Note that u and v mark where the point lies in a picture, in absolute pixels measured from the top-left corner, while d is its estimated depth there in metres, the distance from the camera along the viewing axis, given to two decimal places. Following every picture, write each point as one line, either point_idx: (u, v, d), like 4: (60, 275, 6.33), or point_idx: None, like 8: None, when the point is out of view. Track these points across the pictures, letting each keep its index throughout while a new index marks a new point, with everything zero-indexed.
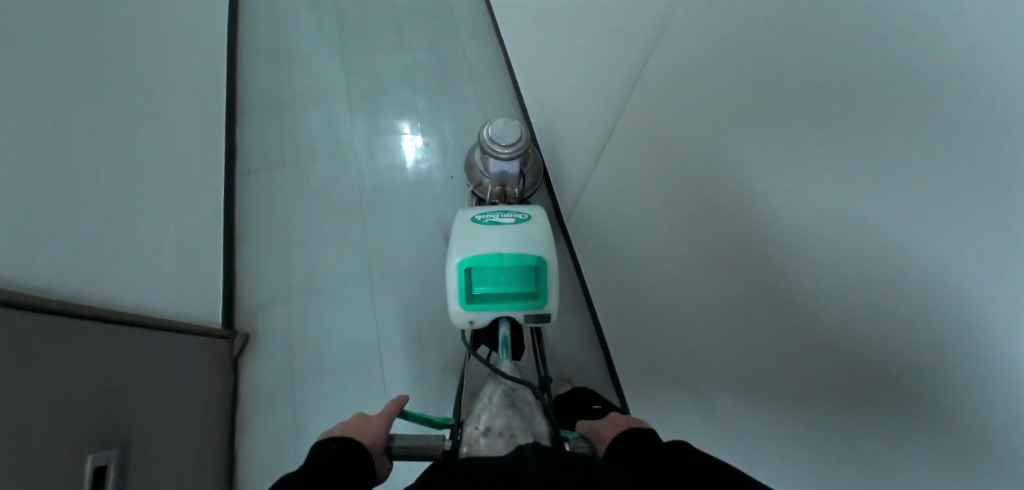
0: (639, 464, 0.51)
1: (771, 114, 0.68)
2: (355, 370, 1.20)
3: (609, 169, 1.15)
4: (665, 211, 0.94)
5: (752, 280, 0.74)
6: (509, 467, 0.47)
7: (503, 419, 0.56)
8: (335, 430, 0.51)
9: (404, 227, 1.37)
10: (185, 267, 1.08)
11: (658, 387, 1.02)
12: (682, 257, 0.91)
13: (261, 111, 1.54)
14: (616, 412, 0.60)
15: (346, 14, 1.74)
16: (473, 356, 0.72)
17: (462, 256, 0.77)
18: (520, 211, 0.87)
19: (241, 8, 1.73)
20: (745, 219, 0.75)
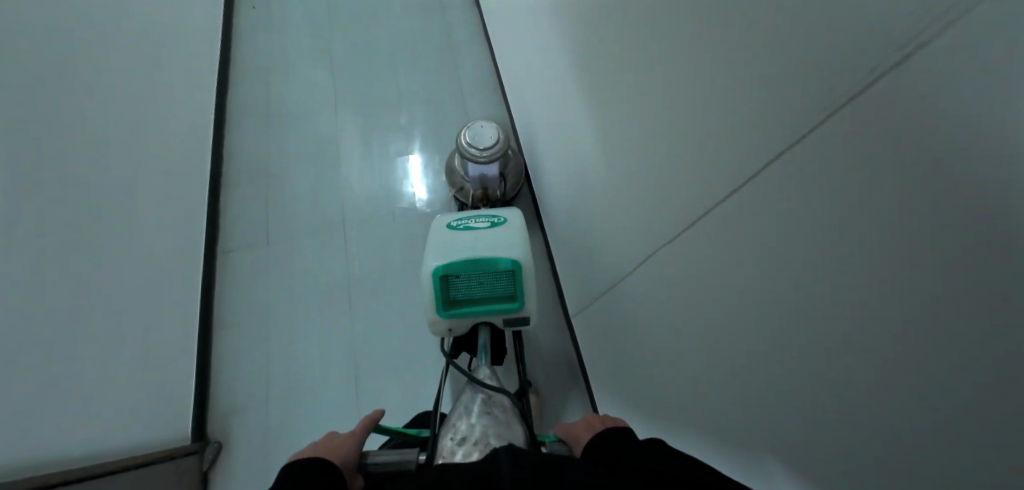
0: (615, 462, 0.50)
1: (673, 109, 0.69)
2: (335, 384, 1.18)
3: (567, 166, 1.15)
4: (616, 207, 0.92)
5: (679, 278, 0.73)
6: (484, 472, 0.46)
7: (480, 427, 0.56)
8: (306, 450, 0.50)
9: (393, 238, 1.37)
10: (162, 289, 1.09)
11: (620, 389, 0.99)
12: (629, 258, 0.89)
13: (247, 137, 1.57)
14: (592, 413, 0.60)
15: (333, 39, 1.78)
16: (452, 364, 0.71)
17: (437, 263, 0.75)
18: (496, 214, 0.86)
19: (232, 41, 1.78)
20: (667, 215, 0.73)
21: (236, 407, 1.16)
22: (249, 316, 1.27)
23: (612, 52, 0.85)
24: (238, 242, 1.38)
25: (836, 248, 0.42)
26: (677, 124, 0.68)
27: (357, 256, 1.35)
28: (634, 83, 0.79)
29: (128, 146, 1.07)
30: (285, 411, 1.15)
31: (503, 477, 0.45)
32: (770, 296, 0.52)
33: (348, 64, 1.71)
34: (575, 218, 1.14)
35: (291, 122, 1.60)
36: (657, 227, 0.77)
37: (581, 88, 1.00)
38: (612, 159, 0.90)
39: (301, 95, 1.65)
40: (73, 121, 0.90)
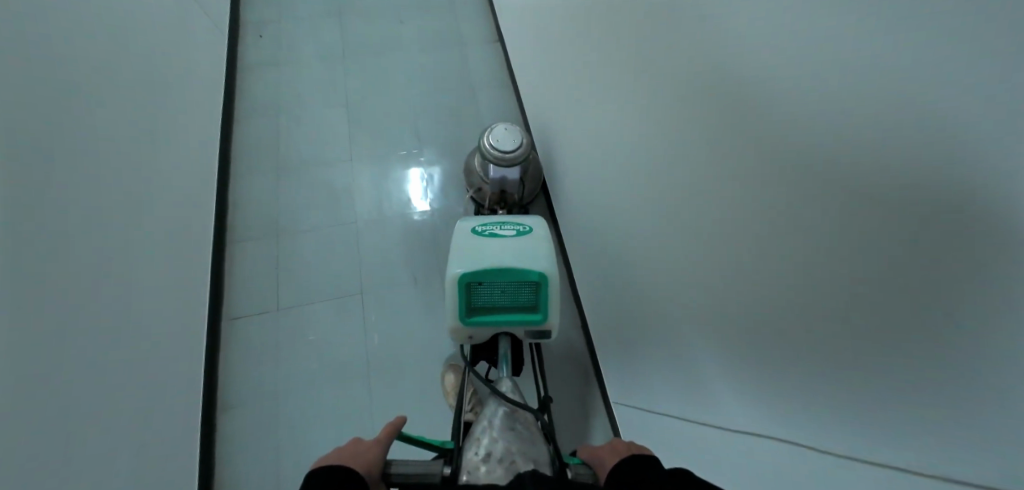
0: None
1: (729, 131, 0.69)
2: (345, 378, 1.20)
3: (592, 178, 1.15)
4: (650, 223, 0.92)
5: (723, 299, 0.74)
6: None
7: (505, 444, 0.55)
8: (331, 456, 0.50)
9: (404, 236, 1.39)
10: (179, 270, 1.11)
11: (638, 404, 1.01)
12: (660, 274, 0.90)
13: (260, 127, 1.58)
14: (618, 437, 0.59)
15: (349, 33, 1.79)
16: (473, 373, 0.71)
17: (463, 269, 0.74)
18: (521, 223, 0.85)
19: (242, 31, 1.78)
20: (718, 235, 0.74)
21: (245, 397, 1.17)
22: (258, 305, 1.28)
23: (660, 72, 0.85)
24: (247, 230, 1.39)
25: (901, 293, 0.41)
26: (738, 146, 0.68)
27: (365, 252, 1.37)
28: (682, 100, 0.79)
29: (153, 126, 1.08)
30: (292, 401, 1.17)
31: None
32: (848, 329, 0.52)
33: (363, 60, 1.72)
34: (594, 230, 1.16)
35: (307, 112, 1.61)
36: (705, 246, 0.77)
37: (621, 98, 1.00)
38: (650, 176, 0.91)
39: (315, 87, 1.66)
40: (101, 100, 0.91)
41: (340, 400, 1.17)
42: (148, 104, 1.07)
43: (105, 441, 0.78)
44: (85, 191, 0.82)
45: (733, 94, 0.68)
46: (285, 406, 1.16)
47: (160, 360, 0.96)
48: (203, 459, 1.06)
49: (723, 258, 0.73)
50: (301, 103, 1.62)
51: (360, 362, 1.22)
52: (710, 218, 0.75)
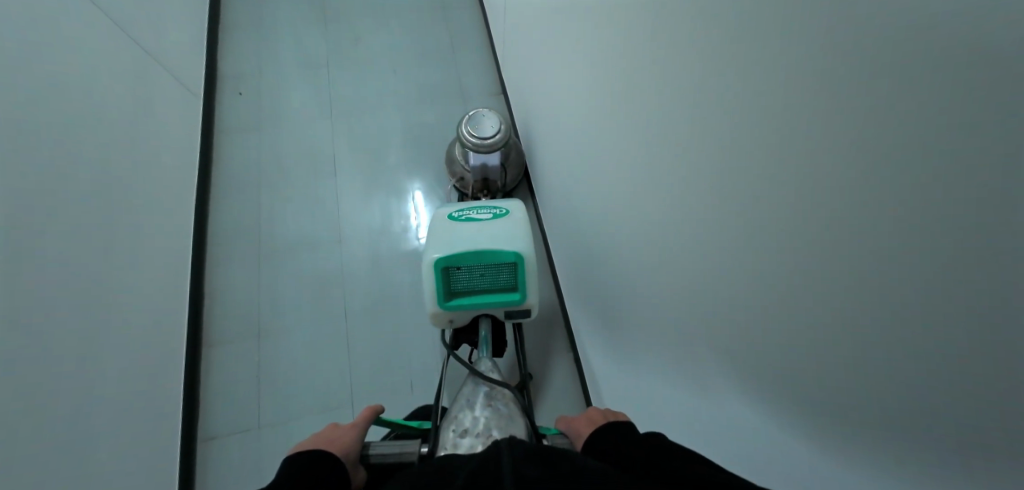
0: (619, 455, 0.51)
1: (651, 103, 0.69)
2: (330, 372, 1.18)
3: (560, 158, 1.13)
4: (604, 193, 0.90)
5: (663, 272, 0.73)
6: (486, 464, 0.46)
7: (483, 420, 0.56)
8: (308, 442, 0.50)
9: (387, 231, 1.38)
10: (154, 270, 1.11)
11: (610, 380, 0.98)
12: (615, 244, 0.88)
13: (240, 136, 1.57)
14: (594, 407, 0.60)
15: (328, 35, 1.79)
16: (453, 356, 0.71)
17: (439, 254, 0.74)
18: (498, 205, 0.85)
19: (219, 37, 1.79)
20: (655, 206, 0.72)
21: (226, 398, 1.15)
22: (242, 303, 1.27)
23: (596, 38, 0.83)
24: (230, 229, 1.39)
25: (831, 239, 0.41)
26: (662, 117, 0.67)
27: (349, 246, 1.36)
28: (616, 74, 0.78)
29: (117, 129, 1.09)
30: (274, 396, 1.15)
31: (502, 468, 0.45)
32: (762, 288, 0.51)
33: (344, 60, 1.73)
34: (568, 205, 1.13)
35: (289, 112, 1.61)
36: (644, 215, 0.76)
37: (569, 76, 0.99)
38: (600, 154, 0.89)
39: (298, 88, 1.66)
40: (60, 103, 0.92)
41: (322, 396, 1.15)
42: (109, 107, 1.08)
43: (69, 440, 0.78)
44: (54, 203, 0.85)
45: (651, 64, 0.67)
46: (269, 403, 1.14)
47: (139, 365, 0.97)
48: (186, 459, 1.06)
49: (658, 230, 0.72)
50: (281, 104, 1.63)
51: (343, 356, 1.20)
52: (649, 192, 0.73)
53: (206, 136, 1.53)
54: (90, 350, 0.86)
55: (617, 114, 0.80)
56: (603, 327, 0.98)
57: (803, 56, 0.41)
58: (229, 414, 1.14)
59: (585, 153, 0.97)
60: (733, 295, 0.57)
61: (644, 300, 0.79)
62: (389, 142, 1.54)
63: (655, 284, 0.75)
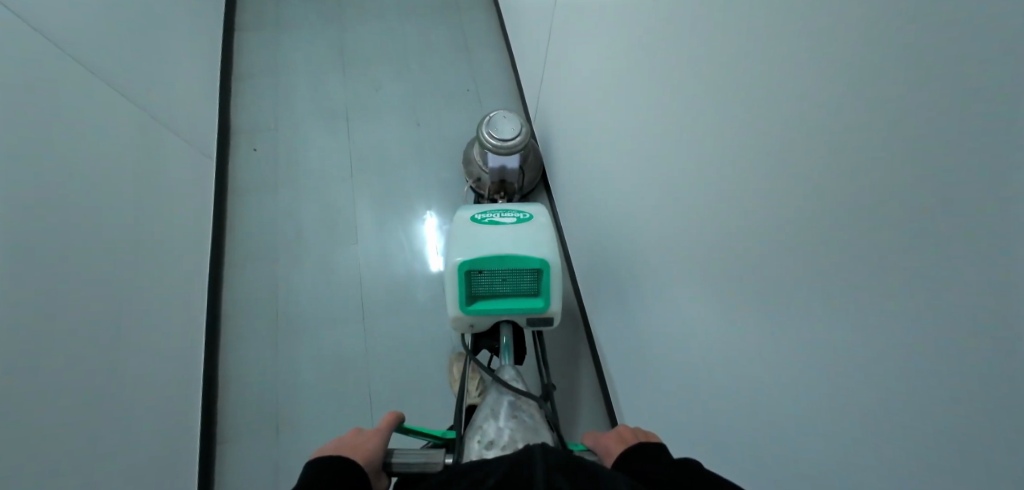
0: (651, 477, 0.49)
1: (693, 110, 0.69)
2: (346, 372, 1.19)
3: (585, 165, 1.13)
4: (633, 201, 0.90)
5: (696, 280, 0.73)
6: (516, 471, 0.44)
7: (508, 431, 0.54)
8: (332, 446, 0.49)
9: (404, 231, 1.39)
10: (174, 254, 1.11)
11: (634, 390, 0.97)
12: (645, 252, 0.87)
13: (255, 129, 1.56)
14: (624, 425, 0.58)
15: (346, 34, 1.81)
16: (474, 363, 0.69)
17: (464, 257, 0.73)
18: (521, 210, 0.84)
19: (236, 33, 1.80)
20: (691, 215, 0.72)
21: (240, 392, 1.15)
22: (257, 299, 1.28)
23: (634, 43, 0.83)
24: (246, 223, 1.39)
25: (897, 251, 0.40)
26: (702, 125, 0.67)
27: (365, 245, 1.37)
28: (654, 82, 0.78)
29: (134, 110, 1.08)
30: (288, 392, 1.16)
31: (535, 476, 0.44)
32: (810, 301, 0.51)
33: (361, 60, 1.74)
34: (590, 212, 1.13)
35: (306, 108, 1.61)
36: (677, 223, 0.76)
37: (601, 80, 0.99)
38: (631, 161, 0.89)
39: (315, 84, 1.67)
40: (81, 81, 0.92)
41: (335, 395, 1.15)
42: (124, 87, 1.07)
43: (95, 411, 0.77)
44: (78, 176, 0.85)
45: (694, 72, 0.68)
46: (284, 400, 1.14)
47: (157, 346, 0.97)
48: (203, 452, 1.05)
49: (692, 238, 0.72)
50: (298, 100, 1.63)
51: (359, 356, 1.21)
52: (684, 199, 0.73)
53: (223, 129, 1.53)
54: (112, 323, 0.86)
55: (653, 122, 0.80)
56: (626, 336, 0.98)
57: (875, 64, 0.41)
58: (242, 408, 1.14)
59: (615, 159, 0.96)
60: (777, 307, 0.56)
61: (676, 308, 0.79)
62: (406, 142, 1.54)
63: (687, 293, 0.75)
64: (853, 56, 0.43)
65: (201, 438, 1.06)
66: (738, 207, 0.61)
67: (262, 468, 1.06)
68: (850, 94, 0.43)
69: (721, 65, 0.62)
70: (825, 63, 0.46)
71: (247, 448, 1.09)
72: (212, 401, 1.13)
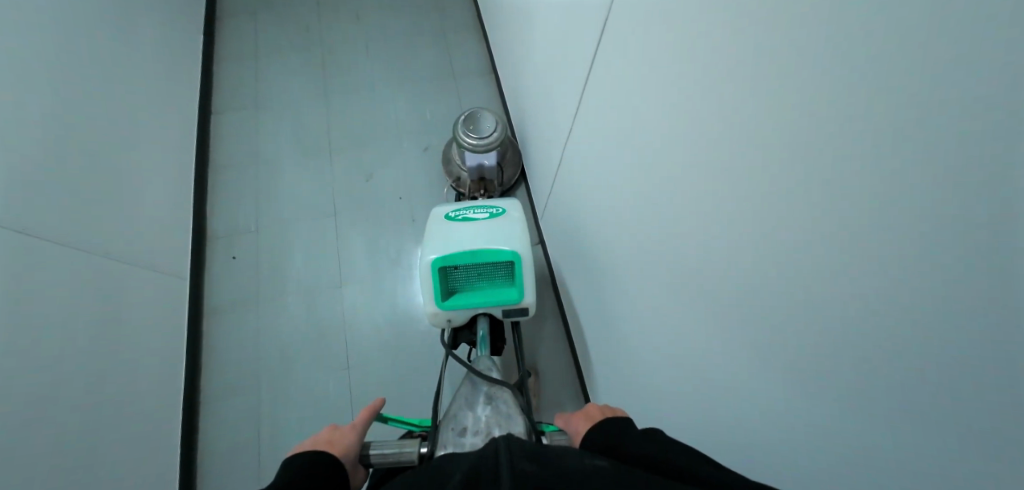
0: (618, 451, 0.51)
1: (622, 95, 0.67)
2: (329, 374, 1.18)
3: (551, 154, 1.11)
4: (591, 188, 0.89)
5: (643, 266, 0.71)
6: (483, 462, 0.46)
7: (483, 419, 0.56)
8: (308, 444, 0.51)
9: (385, 230, 1.37)
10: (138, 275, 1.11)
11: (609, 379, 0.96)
12: (603, 240, 0.85)
13: (236, 136, 1.56)
14: (593, 404, 0.61)
15: (322, 29, 1.79)
16: (452, 356, 0.71)
17: (436, 254, 0.75)
18: (494, 205, 0.86)
19: (216, 40, 1.79)
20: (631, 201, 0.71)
21: (223, 400, 1.17)
22: (239, 306, 1.28)
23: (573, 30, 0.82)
24: (225, 231, 1.39)
25: (792, 231, 0.39)
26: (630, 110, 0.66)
27: (345, 244, 1.35)
28: (592, 68, 0.77)
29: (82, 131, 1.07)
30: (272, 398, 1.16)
31: (501, 465, 0.45)
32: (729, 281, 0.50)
33: (337, 56, 1.71)
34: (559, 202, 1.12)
35: (283, 110, 1.59)
36: (623, 210, 0.74)
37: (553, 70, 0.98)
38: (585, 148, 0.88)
39: (291, 85, 1.65)
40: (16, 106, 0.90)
41: (320, 396, 1.15)
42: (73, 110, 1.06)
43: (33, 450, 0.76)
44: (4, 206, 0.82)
45: (620, 56, 0.66)
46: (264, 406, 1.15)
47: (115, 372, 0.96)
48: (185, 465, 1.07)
49: (636, 225, 0.71)
50: (276, 102, 1.61)
51: (340, 356, 1.20)
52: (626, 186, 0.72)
53: (202, 139, 1.54)
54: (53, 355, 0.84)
55: (595, 107, 0.79)
56: (599, 324, 0.97)
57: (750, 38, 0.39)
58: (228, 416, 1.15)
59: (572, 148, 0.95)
60: (705, 291, 0.55)
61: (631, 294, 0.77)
62: (382, 138, 1.52)
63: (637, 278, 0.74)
64: (736, 29, 0.41)
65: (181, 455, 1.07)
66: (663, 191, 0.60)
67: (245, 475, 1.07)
68: (737, 69, 0.42)
69: (637, 47, 0.60)
70: (714, 42, 0.44)
71: (229, 457, 1.10)
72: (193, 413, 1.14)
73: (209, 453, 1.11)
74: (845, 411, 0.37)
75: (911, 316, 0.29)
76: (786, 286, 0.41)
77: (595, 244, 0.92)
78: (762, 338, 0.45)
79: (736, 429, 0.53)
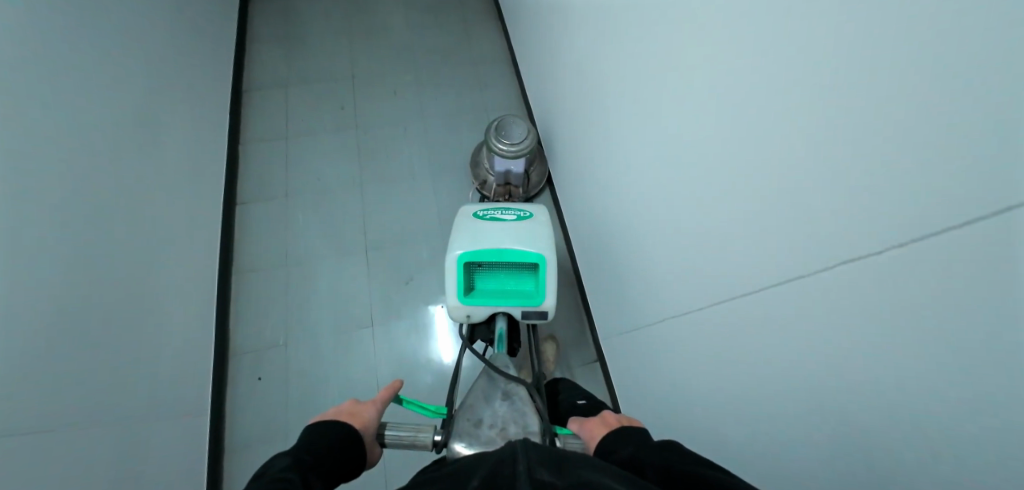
0: (634, 464, 0.51)
1: (688, 109, 0.69)
2: (354, 362, 1.23)
3: (587, 166, 1.14)
4: (634, 197, 0.91)
5: (694, 275, 0.74)
6: (501, 467, 0.47)
7: (499, 413, 0.56)
8: (329, 414, 0.51)
9: (411, 226, 1.42)
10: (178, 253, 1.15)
11: (642, 388, 0.99)
12: (647, 248, 0.88)
13: (268, 122, 1.60)
14: (609, 411, 0.61)
15: (359, 21, 1.85)
16: (470, 351, 0.72)
17: (463, 250, 0.76)
18: (521, 208, 0.87)
19: (249, 25, 1.82)
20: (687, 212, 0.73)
21: (247, 367, 1.22)
22: (267, 289, 1.32)
23: (630, 44, 0.85)
24: (255, 215, 1.43)
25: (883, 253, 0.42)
26: (696, 123, 0.68)
27: (371, 237, 1.40)
28: (650, 81, 0.79)
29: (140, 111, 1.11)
30: (298, 381, 1.21)
31: (517, 473, 0.46)
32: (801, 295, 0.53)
33: (370, 55, 1.76)
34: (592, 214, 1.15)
35: (316, 103, 1.64)
36: (676, 220, 0.77)
37: (597, 83, 1.01)
38: (630, 158, 0.90)
39: (324, 78, 1.70)
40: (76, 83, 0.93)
41: (344, 383, 1.21)
42: (130, 89, 1.10)
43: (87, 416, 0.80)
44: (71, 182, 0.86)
45: (689, 71, 0.68)
46: (293, 388, 1.20)
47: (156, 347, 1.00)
48: (214, 439, 1.12)
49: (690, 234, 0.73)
50: (309, 94, 1.66)
51: (366, 345, 1.25)
52: (682, 197, 0.74)
53: (235, 122, 1.57)
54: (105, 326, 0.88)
55: (650, 119, 0.81)
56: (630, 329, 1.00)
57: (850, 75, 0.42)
58: (251, 382, 1.21)
59: (614, 160, 0.98)
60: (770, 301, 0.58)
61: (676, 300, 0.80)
62: (411, 138, 1.57)
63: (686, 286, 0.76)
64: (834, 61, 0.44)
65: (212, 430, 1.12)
66: (732, 204, 0.62)
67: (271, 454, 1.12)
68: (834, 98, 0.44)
69: (713, 65, 0.63)
70: (808, 69, 0.47)
71: (257, 434, 1.15)
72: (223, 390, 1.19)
73: (236, 429, 1.16)
74: (913, 412, 0.41)
75: (987, 329, 0.34)
76: (869, 299, 0.44)
77: (630, 253, 0.95)
78: (831, 335, 0.49)
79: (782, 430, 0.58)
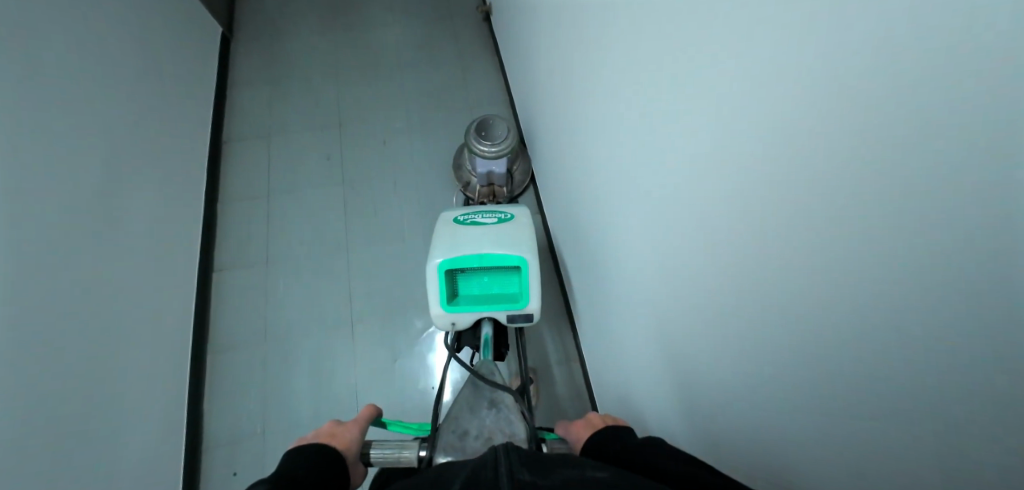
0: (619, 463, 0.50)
1: (653, 107, 0.67)
2: (333, 379, 1.26)
3: (568, 169, 1.11)
4: (608, 203, 0.88)
5: (665, 282, 0.71)
6: (481, 472, 0.46)
7: (484, 424, 0.56)
8: (310, 436, 0.51)
9: (393, 243, 1.44)
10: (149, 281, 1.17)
11: (612, 390, 1.00)
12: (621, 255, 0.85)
13: (246, 146, 1.64)
14: (594, 413, 0.60)
15: (343, 42, 1.89)
16: (455, 359, 0.71)
17: (443, 257, 0.75)
18: (503, 211, 0.86)
19: (233, 51, 1.87)
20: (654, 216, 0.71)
21: (229, 388, 1.25)
22: (246, 312, 1.35)
23: (598, 46, 0.83)
24: (235, 238, 1.46)
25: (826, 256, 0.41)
26: (661, 122, 0.66)
27: (353, 256, 1.43)
28: (617, 83, 0.77)
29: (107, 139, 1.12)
30: (278, 401, 1.23)
31: (499, 475, 0.45)
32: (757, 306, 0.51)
33: (353, 74, 1.80)
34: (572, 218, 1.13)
35: (297, 124, 1.68)
36: (646, 224, 0.74)
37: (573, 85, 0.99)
38: (603, 161, 0.88)
39: (306, 100, 1.73)
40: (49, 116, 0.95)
41: (324, 401, 1.23)
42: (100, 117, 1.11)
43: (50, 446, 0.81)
44: (36, 215, 0.87)
45: (653, 69, 0.66)
46: (270, 408, 1.22)
47: (124, 372, 1.02)
48: (188, 461, 1.15)
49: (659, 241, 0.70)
50: (289, 116, 1.70)
51: (346, 362, 1.28)
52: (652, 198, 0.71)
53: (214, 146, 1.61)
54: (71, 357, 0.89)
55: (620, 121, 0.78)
56: (609, 333, 0.99)
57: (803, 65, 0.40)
58: (240, 402, 1.23)
59: (592, 164, 0.95)
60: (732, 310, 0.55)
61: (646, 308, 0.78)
62: (391, 156, 1.60)
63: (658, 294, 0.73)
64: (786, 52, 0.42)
65: (186, 452, 1.15)
66: (694, 206, 0.60)
67: (249, 473, 1.14)
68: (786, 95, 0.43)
69: (673, 62, 0.60)
70: (766, 60, 0.45)
71: (232, 455, 1.17)
72: (199, 414, 1.21)
73: (211, 450, 1.18)
74: (848, 412, 0.40)
75: (920, 320, 0.33)
76: (808, 305, 0.44)
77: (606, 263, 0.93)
78: (777, 342, 0.48)
79: (736, 435, 0.58)
